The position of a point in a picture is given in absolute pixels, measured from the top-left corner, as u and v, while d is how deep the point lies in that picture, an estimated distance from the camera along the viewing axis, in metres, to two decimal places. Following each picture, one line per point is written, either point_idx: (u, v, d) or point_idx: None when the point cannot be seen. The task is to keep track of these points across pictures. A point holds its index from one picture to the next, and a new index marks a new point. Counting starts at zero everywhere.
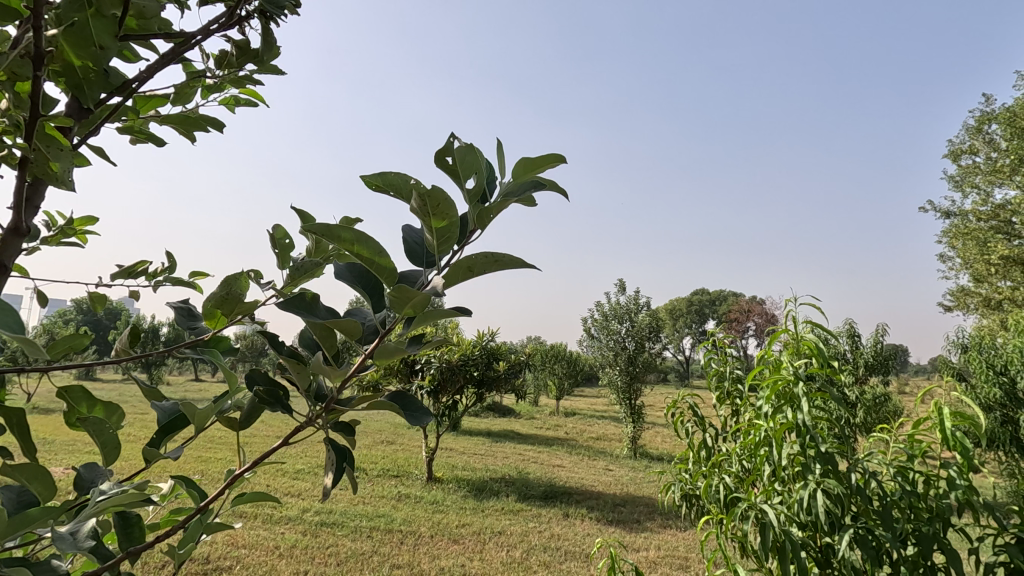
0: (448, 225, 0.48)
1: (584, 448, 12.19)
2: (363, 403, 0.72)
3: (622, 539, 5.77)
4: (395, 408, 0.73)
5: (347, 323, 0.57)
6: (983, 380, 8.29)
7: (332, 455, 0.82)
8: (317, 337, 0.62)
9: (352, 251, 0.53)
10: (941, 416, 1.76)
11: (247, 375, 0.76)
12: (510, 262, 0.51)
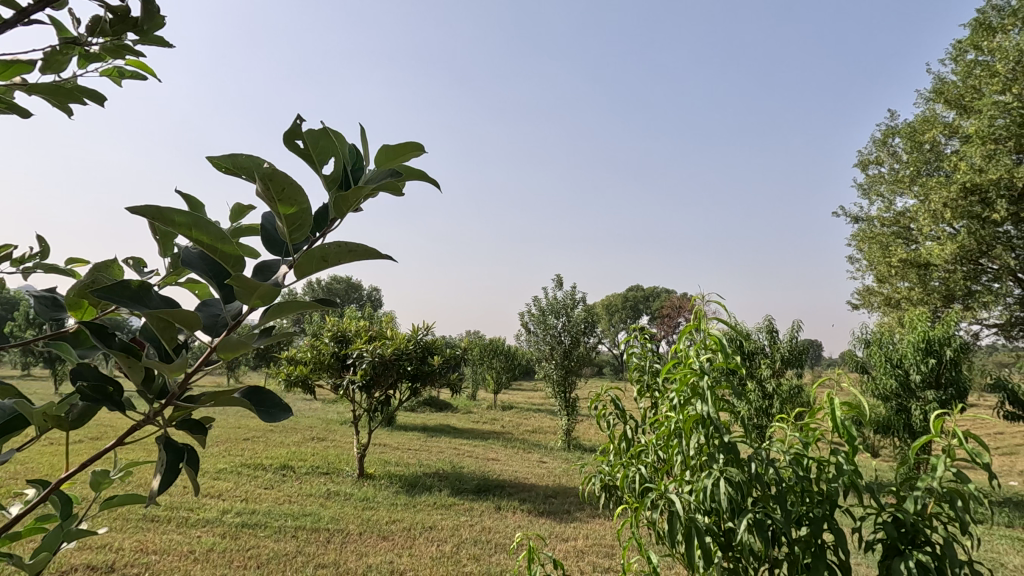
0: (294, 213, 0.57)
1: (519, 441, 12.30)
2: (210, 399, 0.74)
3: (551, 529, 5.87)
4: (244, 404, 0.78)
5: (186, 314, 0.61)
6: (883, 372, 9.04)
7: (165, 457, 0.82)
8: (153, 326, 0.64)
9: (192, 235, 0.60)
10: (832, 405, 1.91)
11: (76, 371, 0.74)
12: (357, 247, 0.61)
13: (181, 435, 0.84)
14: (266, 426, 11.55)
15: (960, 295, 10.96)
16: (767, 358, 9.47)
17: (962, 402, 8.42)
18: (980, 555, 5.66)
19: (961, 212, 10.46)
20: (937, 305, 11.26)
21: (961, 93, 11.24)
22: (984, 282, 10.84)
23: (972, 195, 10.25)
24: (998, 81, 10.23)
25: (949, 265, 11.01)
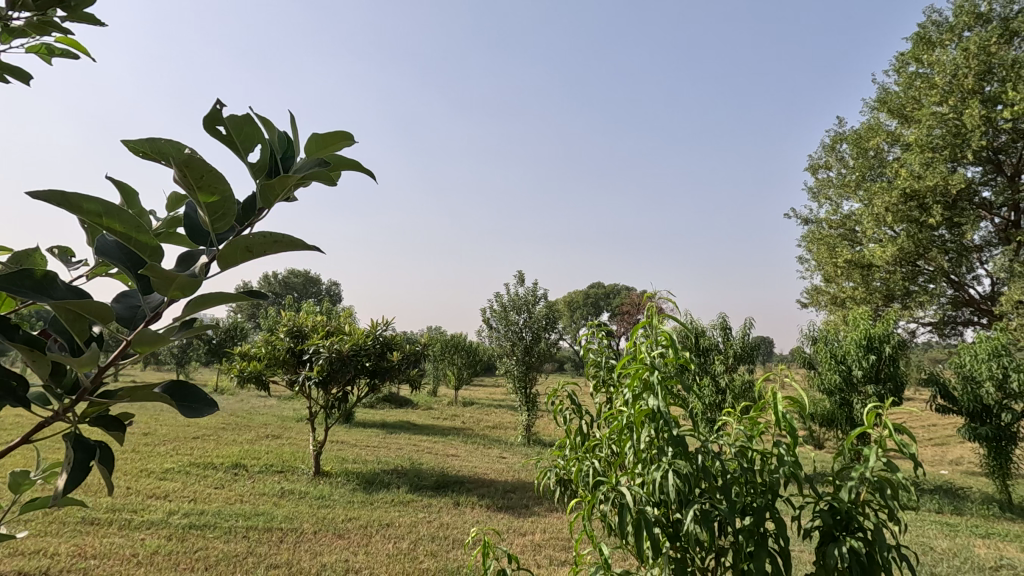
0: (216, 199, 0.61)
1: (479, 437, 12.31)
2: (127, 392, 0.75)
3: (509, 524, 5.91)
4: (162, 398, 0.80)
5: (99, 305, 0.63)
6: (828, 367, 9.46)
7: (74, 455, 0.79)
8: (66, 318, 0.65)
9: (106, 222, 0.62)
10: (775, 399, 1.99)
11: None
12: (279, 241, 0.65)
13: (101, 430, 0.84)
14: (217, 424, 11.17)
15: (899, 295, 11.57)
16: (721, 354, 9.77)
17: (900, 395, 8.91)
18: (913, 540, 6.02)
19: (901, 216, 11.04)
20: (878, 304, 11.86)
21: (903, 103, 11.84)
22: (920, 283, 11.49)
23: (911, 201, 10.89)
24: (936, 93, 10.82)
25: (889, 267, 11.60)
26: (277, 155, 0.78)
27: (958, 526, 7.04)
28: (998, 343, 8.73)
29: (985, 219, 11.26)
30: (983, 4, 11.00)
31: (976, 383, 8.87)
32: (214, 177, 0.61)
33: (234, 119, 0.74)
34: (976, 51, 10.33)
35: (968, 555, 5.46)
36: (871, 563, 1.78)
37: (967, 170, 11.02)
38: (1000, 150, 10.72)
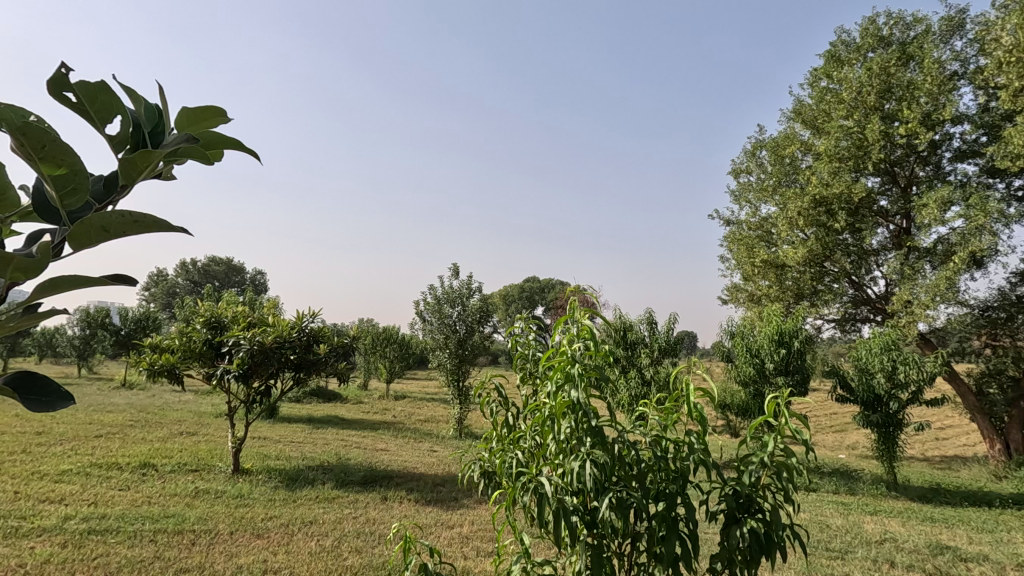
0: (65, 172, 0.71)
1: (410, 431, 12.17)
2: None
3: (437, 517, 5.89)
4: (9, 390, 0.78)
5: None
6: (743, 360, 10.06)
7: None
8: None
9: None
10: (689, 391, 2.09)
11: None
12: (139, 222, 0.74)
13: None
14: (124, 422, 10.38)
15: (808, 293, 12.48)
16: (647, 348, 10.17)
17: (805, 386, 9.63)
18: (813, 519, 6.52)
19: (811, 220, 11.88)
20: (790, 301, 12.73)
21: (815, 115, 12.71)
22: (827, 283, 12.44)
23: (820, 207, 11.82)
24: (844, 107, 11.70)
25: (800, 267, 12.47)
26: (139, 134, 0.87)
27: (851, 504, 7.72)
28: (890, 338, 9.61)
29: (883, 225, 12.33)
30: (885, 28, 11.99)
31: (870, 374, 9.74)
32: (63, 153, 0.70)
33: (95, 94, 0.82)
34: (878, 71, 11.27)
35: (858, 531, 6.01)
36: (767, 541, 1.92)
37: (869, 180, 12.02)
38: (896, 163, 11.76)
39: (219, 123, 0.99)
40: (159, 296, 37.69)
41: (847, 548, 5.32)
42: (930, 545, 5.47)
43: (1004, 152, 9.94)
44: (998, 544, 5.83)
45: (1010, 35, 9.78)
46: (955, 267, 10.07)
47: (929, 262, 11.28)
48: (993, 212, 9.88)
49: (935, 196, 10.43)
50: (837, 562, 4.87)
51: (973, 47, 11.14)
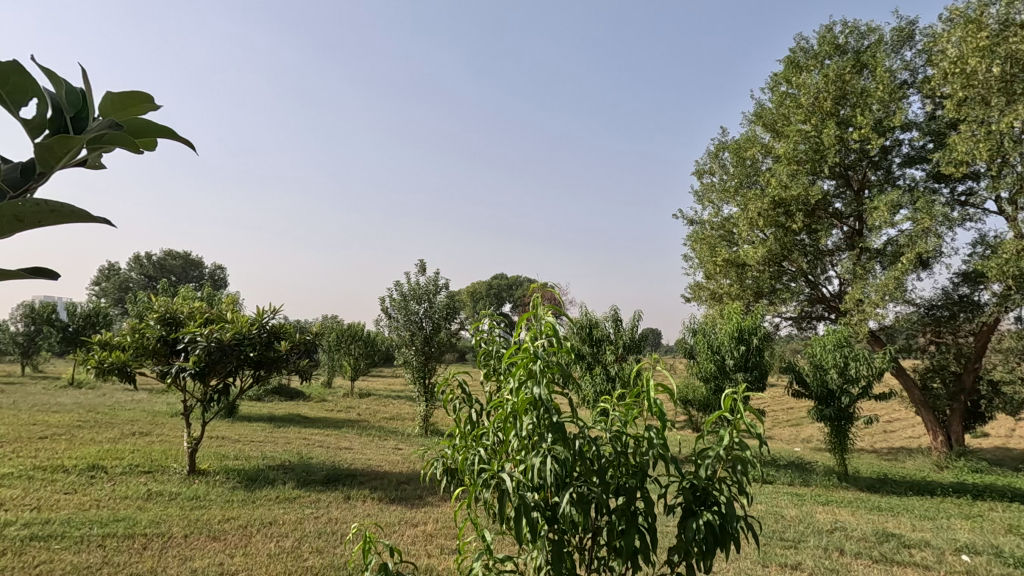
0: None
1: (375, 429, 12.02)
2: None
3: (401, 515, 5.83)
4: None
5: None
6: (705, 357, 10.30)
7: None
8: None
9: None
10: (648, 387, 2.13)
11: None
12: (59, 211, 0.74)
13: None
14: (71, 422, 9.92)
15: (767, 292, 12.87)
16: (611, 345, 10.31)
17: (763, 382, 9.94)
18: (769, 511, 6.74)
19: (771, 221, 12.24)
20: (749, 300, 13.10)
21: (775, 118, 13.06)
22: (785, 282, 12.85)
23: (779, 208, 12.19)
24: (802, 111, 12.08)
25: (759, 267, 12.84)
26: (61, 118, 0.86)
27: (805, 495, 8.01)
28: (842, 336, 10.00)
29: (837, 227, 12.80)
30: (841, 36, 12.44)
31: (824, 370, 10.11)
32: None
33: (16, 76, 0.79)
34: (834, 78, 11.69)
35: (811, 521, 6.24)
36: (723, 533, 1.97)
37: (825, 183, 12.45)
38: (850, 167, 12.21)
39: (146, 110, 0.99)
40: (111, 290, 36.14)
41: (800, 538, 5.52)
42: (877, 534, 5.72)
43: (949, 159, 10.45)
44: (939, 531, 6.14)
45: (954, 48, 10.29)
46: (903, 267, 10.54)
47: (880, 262, 11.78)
48: (938, 215, 10.38)
49: (886, 200, 10.88)
50: (790, 552, 5.05)
51: (921, 57, 11.68)
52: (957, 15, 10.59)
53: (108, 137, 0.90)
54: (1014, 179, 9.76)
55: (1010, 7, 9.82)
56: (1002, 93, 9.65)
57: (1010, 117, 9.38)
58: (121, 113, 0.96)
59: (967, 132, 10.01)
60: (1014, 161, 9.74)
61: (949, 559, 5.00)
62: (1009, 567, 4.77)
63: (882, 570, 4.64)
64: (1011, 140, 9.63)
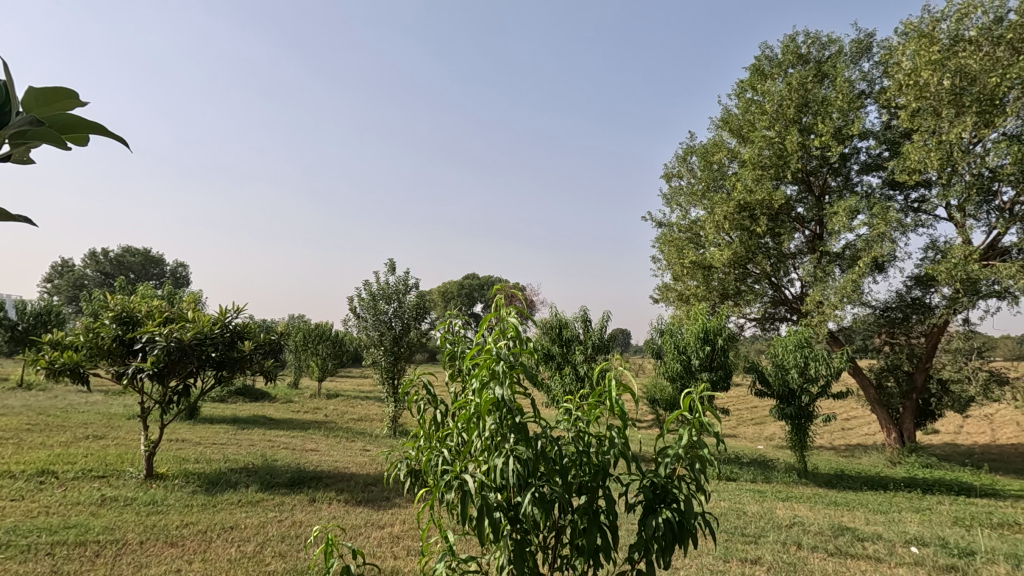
0: None
1: (342, 430, 11.84)
2: None
3: (367, 518, 5.76)
4: None
5: None
6: (671, 357, 10.48)
7: None
8: None
9: None
10: (610, 387, 2.16)
11: None
12: None
13: None
14: (19, 426, 9.48)
15: (732, 293, 13.19)
16: (581, 345, 10.42)
17: (727, 382, 10.17)
18: (732, 507, 6.90)
19: (736, 224, 12.55)
20: (715, 301, 13.40)
21: (741, 124, 13.36)
22: (749, 284, 13.18)
23: (744, 212, 12.51)
24: (767, 118, 12.40)
25: (725, 269, 13.12)
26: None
27: (766, 492, 8.24)
28: (803, 336, 10.32)
29: (800, 231, 13.17)
30: (803, 46, 12.83)
31: (785, 369, 10.40)
32: None
33: None
34: (797, 86, 12.06)
35: (771, 516, 6.42)
36: (681, 530, 2.01)
37: (788, 188, 12.81)
38: (812, 173, 12.60)
39: (70, 105, 1.00)
40: (64, 288, 34.67)
41: (760, 533, 5.67)
42: (833, 528, 5.92)
43: (903, 167, 10.89)
44: (890, 524, 6.40)
45: (909, 60, 10.73)
46: (861, 271, 10.94)
47: (839, 265, 12.18)
48: (893, 221, 10.80)
49: (844, 205, 11.27)
50: (750, 546, 5.18)
51: (879, 68, 12.13)
52: (911, 29, 11.04)
53: (32, 133, 0.91)
54: (963, 187, 10.23)
55: (959, 23, 10.30)
56: (953, 105, 10.11)
57: (960, 127, 9.83)
58: (44, 108, 0.97)
59: (920, 141, 10.45)
60: (963, 170, 10.21)
61: (899, 551, 5.20)
62: (954, 557, 5.00)
63: (837, 563, 4.81)
64: (961, 150, 10.09)
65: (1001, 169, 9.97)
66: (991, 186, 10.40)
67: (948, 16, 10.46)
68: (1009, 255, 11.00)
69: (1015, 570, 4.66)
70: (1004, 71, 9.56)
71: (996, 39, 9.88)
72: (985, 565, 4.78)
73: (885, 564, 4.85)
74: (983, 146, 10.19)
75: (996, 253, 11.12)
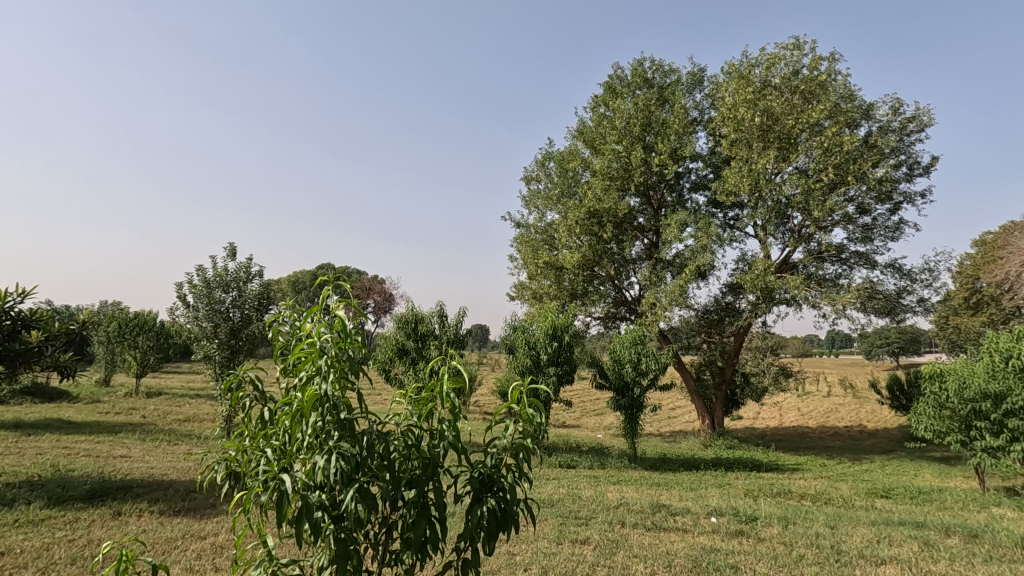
0: None
1: (163, 433, 10.50)
2: None
3: (184, 529, 5.17)
4: None
5: None
6: (522, 352, 10.91)
7: None
8: None
9: None
10: (443, 384, 2.19)
11: None
12: None
13: None
14: None
15: (580, 293, 14.14)
16: (436, 340, 10.42)
17: (571, 376, 10.86)
18: (569, 493, 7.41)
19: (585, 229, 13.47)
20: (565, 300, 14.25)
21: (593, 136, 14.32)
22: (595, 285, 14.24)
23: (593, 219, 13.47)
24: (616, 133, 13.45)
25: (575, 270, 14.04)
26: None
27: (600, 477, 8.95)
28: (638, 334, 11.43)
29: (640, 239, 14.49)
30: (648, 72, 14.16)
31: (621, 364, 11.40)
32: None
33: None
34: (642, 108, 13.31)
35: (602, 499, 6.99)
36: (504, 517, 2.10)
37: (631, 199, 14.02)
38: (651, 187, 13.95)
39: None
40: None
41: (591, 515, 6.15)
42: (652, 506, 6.63)
43: (723, 189, 12.51)
44: (698, 499, 7.32)
45: (730, 97, 12.40)
46: (686, 277, 12.40)
47: (670, 272, 13.64)
48: (713, 234, 12.38)
49: (676, 218, 12.65)
50: (582, 528, 5.60)
51: (707, 100, 13.83)
52: (733, 70, 12.74)
53: None
54: (765, 210, 12.06)
55: (768, 70, 12.14)
56: (761, 140, 11.88)
57: (765, 159, 11.59)
58: None
59: (736, 168, 12.10)
60: (766, 195, 12.04)
61: (702, 521, 5.99)
62: (742, 523, 5.89)
63: (652, 536, 5.40)
64: (765, 179, 11.88)
65: (793, 197, 11.91)
66: (786, 212, 12.38)
67: (760, 63, 12.26)
68: (797, 269, 13.20)
69: (784, 530, 5.62)
70: (798, 116, 11.47)
71: (793, 89, 11.81)
72: (764, 528, 5.70)
73: (690, 534, 5.55)
74: (781, 177, 12.09)
75: (787, 267, 13.29)
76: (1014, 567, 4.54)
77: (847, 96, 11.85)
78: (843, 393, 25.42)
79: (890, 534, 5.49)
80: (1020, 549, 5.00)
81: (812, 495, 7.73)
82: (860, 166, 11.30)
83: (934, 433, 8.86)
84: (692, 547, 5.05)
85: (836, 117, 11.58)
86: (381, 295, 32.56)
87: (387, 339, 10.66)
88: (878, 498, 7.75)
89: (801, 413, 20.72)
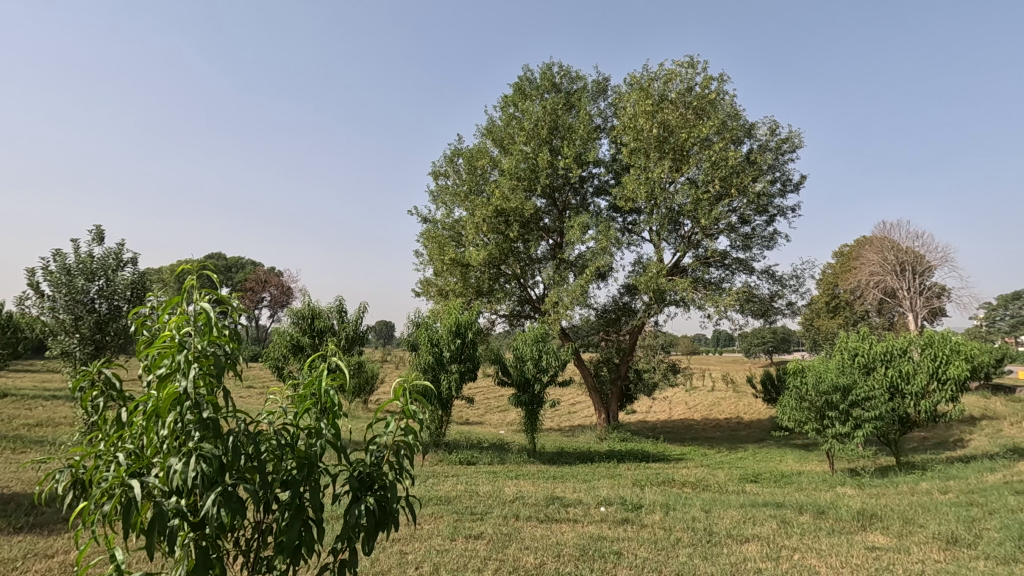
0: None
1: (6, 440, 9.19)
2: None
3: (26, 548, 4.54)
4: None
5: None
6: (424, 349, 10.77)
7: None
8: None
9: None
10: (320, 382, 2.08)
11: None
12: None
13: None
14: None
15: (486, 291, 14.24)
16: (334, 336, 10.02)
17: (474, 373, 10.91)
18: (466, 488, 7.44)
19: (492, 228, 13.57)
20: (470, 297, 14.25)
21: (502, 136, 14.46)
22: (500, 283, 14.42)
23: (499, 218, 13.59)
24: (525, 134, 13.68)
25: (481, 268, 14.11)
26: None
27: (499, 472, 9.07)
28: (540, 332, 11.73)
29: (546, 239, 14.83)
30: (557, 76, 14.54)
31: (523, 361, 11.63)
32: None
33: None
34: (549, 112, 13.66)
35: (499, 494, 7.08)
36: (384, 515, 2.05)
37: (537, 200, 14.33)
38: (557, 190, 14.34)
39: None
40: None
41: (486, 510, 6.20)
42: (546, 498, 6.81)
43: (622, 195, 13.17)
44: (590, 490, 7.64)
45: (631, 107, 13.05)
46: (586, 277, 12.88)
47: (573, 272, 14.12)
48: (612, 238, 12.97)
49: (579, 221, 13.12)
50: (477, 524, 5.63)
51: (610, 109, 14.44)
52: (635, 81, 13.39)
53: None
54: (660, 217, 12.85)
55: (666, 85, 12.93)
56: (657, 150, 12.61)
57: (660, 169, 12.36)
58: None
59: (635, 175, 12.73)
60: (660, 203, 12.82)
61: (592, 511, 6.26)
62: (628, 511, 6.23)
63: (544, 528, 5.56)
64: (660, 188, 12.67)
65: (685, 206, 12.80)
66: (678, 219, 13.26)
67: (659, 77, 13.02)
68: (686, 272, 14.17)
69: (665, 516, 6.01)
70: (690, 129, 12.33)
71: (687, 104, 12.69)
72: (647, 515, 6.07)
73: (580, 524, 5.78)
74: (674, 186, 12.94)
75: (678, 271, 14.21)
76: (851, 537, 5.19)
77: (733, 115, 12.89)
78: (724, 388, 27.72)
79: (754, 515, 6.07)
80: (856, 521, 5.74)
81: (691, 482, 8.34)
82: (742, 180, 12.37)
83: (795, 422, 9.72)
84: (581, 536, 5.26)
85: (723, 133, 12.55)
86: (279, 289, 30.61)
87: (281, 335, 10.06)
88: (748, 483, 8.53)
89: (688, 407, 22.31)
